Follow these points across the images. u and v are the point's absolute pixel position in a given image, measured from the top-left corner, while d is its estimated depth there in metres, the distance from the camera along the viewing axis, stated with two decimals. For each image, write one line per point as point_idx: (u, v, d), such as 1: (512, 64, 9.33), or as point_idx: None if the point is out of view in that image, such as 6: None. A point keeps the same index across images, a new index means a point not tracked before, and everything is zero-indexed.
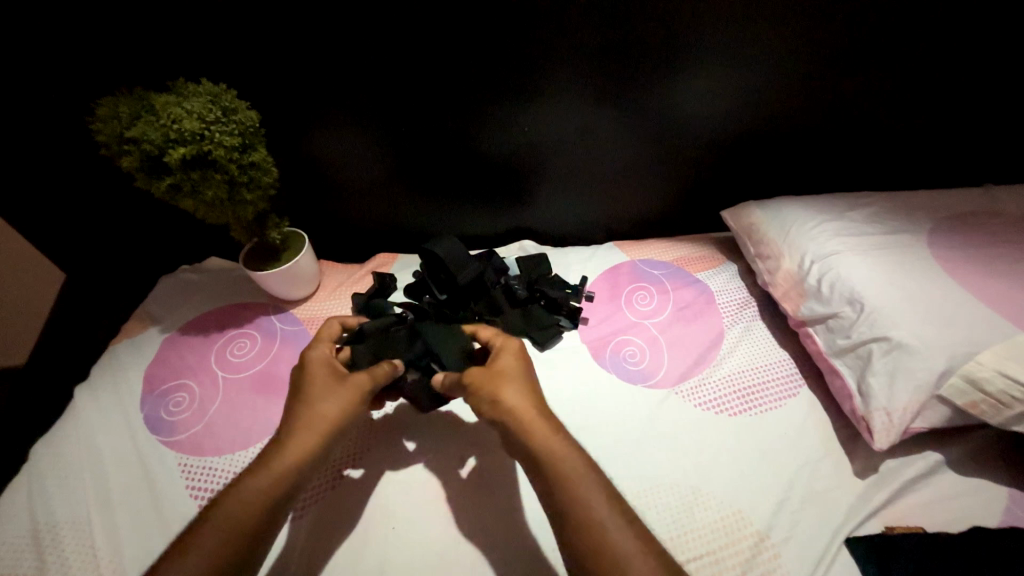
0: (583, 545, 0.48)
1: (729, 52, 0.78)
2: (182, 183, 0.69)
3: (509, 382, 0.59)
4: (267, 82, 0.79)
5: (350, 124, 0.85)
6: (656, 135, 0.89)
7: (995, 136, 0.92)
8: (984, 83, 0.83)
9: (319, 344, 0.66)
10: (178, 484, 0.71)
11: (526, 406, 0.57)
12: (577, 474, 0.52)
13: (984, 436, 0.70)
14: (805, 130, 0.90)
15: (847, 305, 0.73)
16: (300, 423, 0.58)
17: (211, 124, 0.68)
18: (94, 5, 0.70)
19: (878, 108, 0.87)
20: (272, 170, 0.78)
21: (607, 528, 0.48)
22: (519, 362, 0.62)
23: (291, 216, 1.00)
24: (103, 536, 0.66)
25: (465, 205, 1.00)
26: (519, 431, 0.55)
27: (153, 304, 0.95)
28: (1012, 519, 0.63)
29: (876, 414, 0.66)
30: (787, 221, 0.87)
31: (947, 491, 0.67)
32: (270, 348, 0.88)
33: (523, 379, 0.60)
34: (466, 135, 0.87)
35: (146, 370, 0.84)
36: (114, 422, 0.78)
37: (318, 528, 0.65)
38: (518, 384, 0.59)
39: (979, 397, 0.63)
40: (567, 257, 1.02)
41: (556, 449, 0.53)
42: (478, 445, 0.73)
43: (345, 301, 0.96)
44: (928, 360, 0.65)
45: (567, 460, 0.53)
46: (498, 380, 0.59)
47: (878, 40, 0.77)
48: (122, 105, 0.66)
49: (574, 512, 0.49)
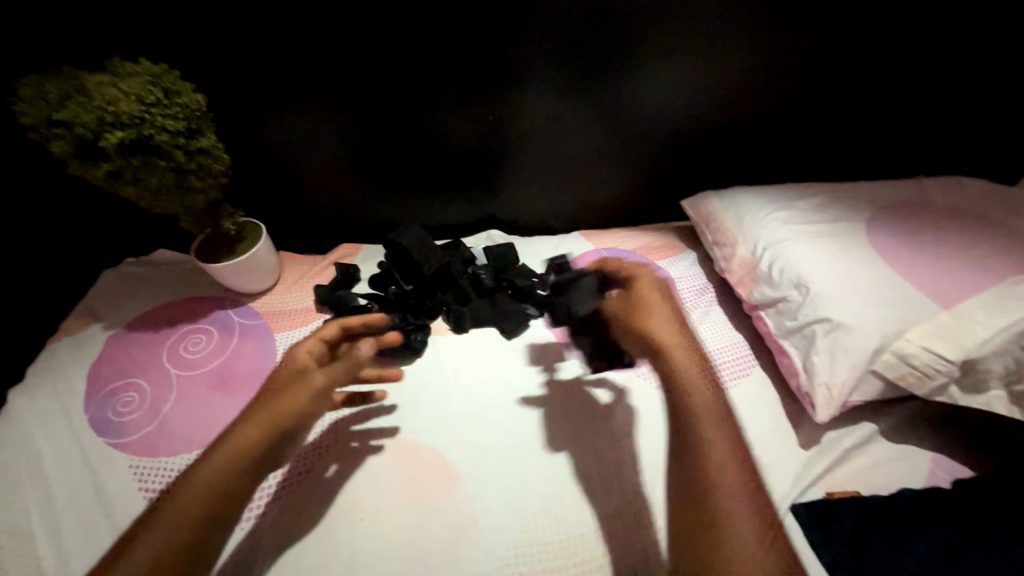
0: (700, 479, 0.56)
1: (683, 43, 0.80)
2: (122, 170, 0.65)
3: (658, 321, 0.70)
4: (212, 63, 0.75)
5: (307, 106, 0.81)
6: (616, 125, 0.90)
7: (930, 131, 0.98)
8: (914, 80, 0.89)
9: (304, 341, 0.66)
10: (128, 487, 0.68)
11: (660, 342, 0.68)
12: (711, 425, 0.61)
13: (913, 407, 0.77)
14: (756, 123, 0.94)
15: (794, 289, 0.77)
16: (246, 425, 0.56)
17: (152, 107, 0.64)
18: None
19: (822, 101, 0.91)
20: (223, 157, 0.74)
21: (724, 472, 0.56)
22: (665, 309, 0.72)
23: (246, 206, 0.96)
24: (47, 544, 0.62)
25: (430, 195, 0.98)
26: (664, 357, 0.67)
27: (96, 300, 0.90)
28: (935, 480, 0.70)
29: (819, 389, 0.71)
30: (742, 210, 0.91)
31: (881, 457, 0.73)
32: (228, 343, 0.84)
33: (675, 321, 0.72)
34: (426, 123, 0.86)
35: (89, 369, 0.80)
36: (55, 426, 0.73)
37: (278, 522, 0.64)
38: (669, 326, 0.70)
39: (907, 370, 0.69)
40: (533, 246, 1.03)
41: (693, 388, 0.65)
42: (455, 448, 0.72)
43: (305, 293, 0.93)
44: (863, 338, 0.70)
45: (696, 389, 0.65)
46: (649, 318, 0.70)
47: (817, 37, 0.82)
48: (50, 85, 0.62)
49: (697, 442, 0.59)
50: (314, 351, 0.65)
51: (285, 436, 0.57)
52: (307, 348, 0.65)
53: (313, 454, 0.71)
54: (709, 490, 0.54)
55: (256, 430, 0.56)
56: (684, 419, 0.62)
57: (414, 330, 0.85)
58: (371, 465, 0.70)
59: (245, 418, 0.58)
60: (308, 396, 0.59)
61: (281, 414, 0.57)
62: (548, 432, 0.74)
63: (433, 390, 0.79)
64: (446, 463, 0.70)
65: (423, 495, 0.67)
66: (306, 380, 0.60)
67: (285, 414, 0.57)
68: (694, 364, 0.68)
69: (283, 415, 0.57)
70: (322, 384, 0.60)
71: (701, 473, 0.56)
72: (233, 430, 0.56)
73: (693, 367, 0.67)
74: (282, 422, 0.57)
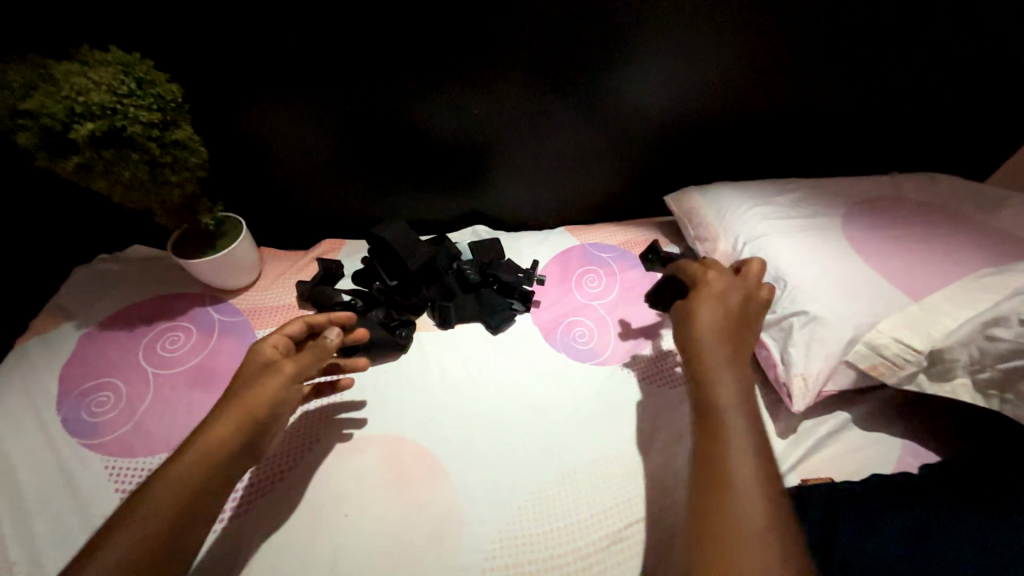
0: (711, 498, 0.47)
1: (666, 40, 0.81)
2: (92, 162, 0.63)
3: (709, 336, 0.56)
4: (188, 53, 0.73)
5: (288, 98, 0.80)
6: (600, 121, 0.91)
7: (901, 129, 1.01)
8: (888, 79, 0.92)
9: (269, 336, 0.64)
10: (104, 488, 0.66)
11: (706, 341, 0.56)
12: (734, 424, 0.50)
13: (884, 395, 0.79)
14: (737, 120, 0.95)
15: (773, 283, 0.79)
16: (225, 415, 0.55)
17: (124, 97, 0.62)
18: None
19: (800, 99, 0.93)
20: (200, 150, 0.72)
21: (737, 497, 0.46)
22: (726, 328, 0.57)
23: (225, 200, 0.94)
24: (18, 548, 0.60)
25: (414, 190, 0.98)
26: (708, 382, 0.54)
27: (67, 297, 0.87)
28: (905, 466, 0.73)
29: (795, 379, 0.73)
30: (723, 205, 0.93)
31: (855, 445, 0.75)
32: (207, 341, 0.83)
33: (740, 324, 0.59)
34: (409, 117, 0.85)
35: (61, 369, 0.77)
36: (24, 428, 0.71)
37: (261, 523, 0.63)
38: (722, 319, 0.58)
39: (878, 359, 0.71)
40: (519, 241, 1.03)
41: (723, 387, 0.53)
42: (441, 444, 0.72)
43: (288, 289, 0.92)
44: (838, 330, 0.72)
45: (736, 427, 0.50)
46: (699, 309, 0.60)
47: (796, 36, 0.83)
48: (14, 73, 0.59)
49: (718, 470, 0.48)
50: (280, 346, 0.63)
51: (262, 425, 0.57)
52: (271, 343, 0.63)
53: (280, 456, 0.69)
54: (717, 509, 0.45)
55: (236, 421, 0.55)
56: (718, 454, 0.48)
57: (398, 327, 0.84)
58: (342, 462, 0.69)
59: (220, 409, 0.56)
60: (280, 385, 0.59)
61: (255, 405, 0.57)
62: (527, 426, 0.74)
63: (415, 384, 0.79)
64: (432, 459, 0.70)
65: (407, 490, 0.67)
66: (275, 368, 0.59)
67: (259, 402, 0.57)
68: (733, 363, 0.55)
69: (258, 405, 0.57)
70: (293, 372, 0.60)
71: (710, 469, 0.48)
72: (213, 419, 0.55)
73: (734, 365, 0.55)
74: (257, 413, 0.56)
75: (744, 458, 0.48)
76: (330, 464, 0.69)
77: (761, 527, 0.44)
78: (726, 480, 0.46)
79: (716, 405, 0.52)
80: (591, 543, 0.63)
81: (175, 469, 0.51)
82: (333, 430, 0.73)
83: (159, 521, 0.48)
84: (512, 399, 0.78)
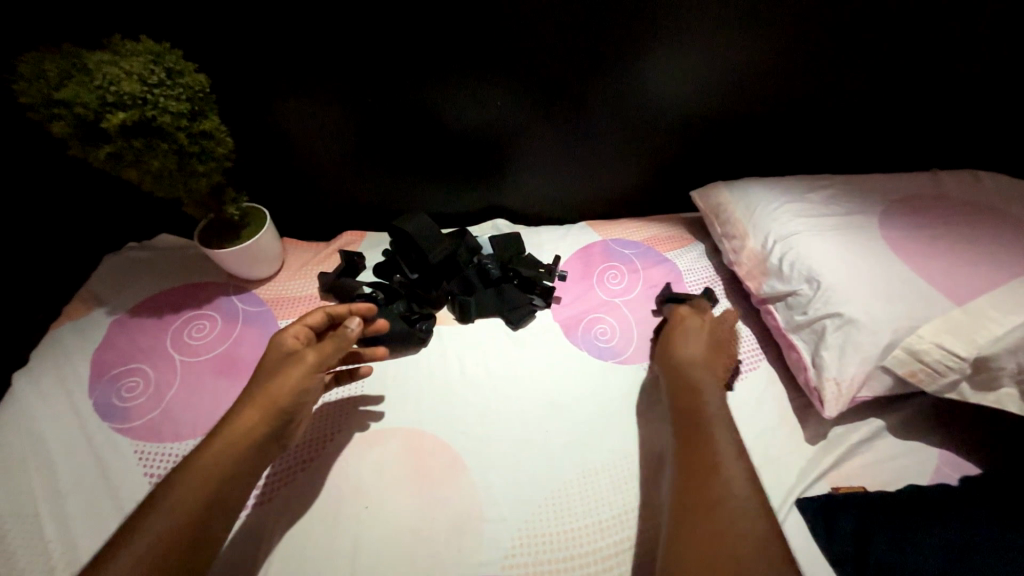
0: (699, 483, 0.51)
1: (700, 29, 0.78)
2: (123, 152, 0.64)
3: (688, 354, 0.67)
4: (215, 43, 0.73)
5: (310, 89, 0.80)
6: (627, 114, 0.88)
7: (947, 123, 0.96)
8: (936, 70, 0.87)
9: (290, 326, 0.64)
10: (133, 472, 0.68)
11: (688, 362, 0.66)
12: (716, 422, 0.57)
13: (921, 403, 0.76)
14: (770, 113, 0.92)
15: (805, 283, 0.76)
16: (248, 409, 0.56)
17: (154, 87, 0.63)
18: None
19: (839, 91, 0.89)
20: (226, 140, 0.73)
21: (722, 484, 0.50)
22: (704, 351, 0.67)
23: (250, 191, 0.95)
24: (53, 528, 0.62)
25: (436, 182, 0.97)
26: (687, 392, 0.62)
27: (99, 284, 0.89)
28: (941, 477, 0.70)
29: (827, 384, 0.70)
30: (753, 202, 0.89)
31: (888, 453, 0.72)
32: (232, 330, 0.84)
33: (716, 350, 0.68)
34: (433, 108, 0.84)
35: (93, 354, 0.79)
36: (58, 410, 0.73)
37: (285, 510, 0.64)
38: (700, 345, 0.68)
39: (917, 366, 0.68)
40: (540, 236, 1.01)
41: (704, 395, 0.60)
42: (461, 438, 0.72)
43: (310, 280, 0.92)
44: (875, 334, 0.69)
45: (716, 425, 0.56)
46: (680, 338, 0.70)
47: (838, 24, 0.79)
48: (49, 63, 0.60)
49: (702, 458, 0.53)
50: (301, 336, 0.63)
51: (286, 415, 0.57)
52: (293, 333, 0.63)
53: (300, 447, 0.70)
54: (708, 494, 0.50)
55: (259, 414, 0.56)
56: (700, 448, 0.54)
57: (419, 321, 0.84)
58: (360, 455, 0.70)
59: (243, 402, 0.56)
60: (303, 375, 0.59)
61: (278, 396, 0.57)
62: (547, 425, 0.73)
63: (434, 378, 0.79)
64: (451, 453, 0.70)
65: (426, 484, 0.67)
66: (298, 359, 0.60)
67: (283, 393, 0.57)
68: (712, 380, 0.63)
69: (281, 396, 0.57)
70: (316, 361, 0.60)
71: (696, 458, 0.53)
72: (236, 413, 0.55)
73: (713, 382, 0.63)
74: (281, 402, 0.57)
75: (723, 445, 0.54)
76: (348, 456, 0.70)
77: (748, 514, 0.48)
78: (710, 465, 0.52)
79: (700, 409, 0.59)
80: (612, 545, 0.62)
81: (198, 462, 0.51)
82: (352, 423, 0.73)
83: (180, 514, 0.48)
84: (533, 396, 0.77)
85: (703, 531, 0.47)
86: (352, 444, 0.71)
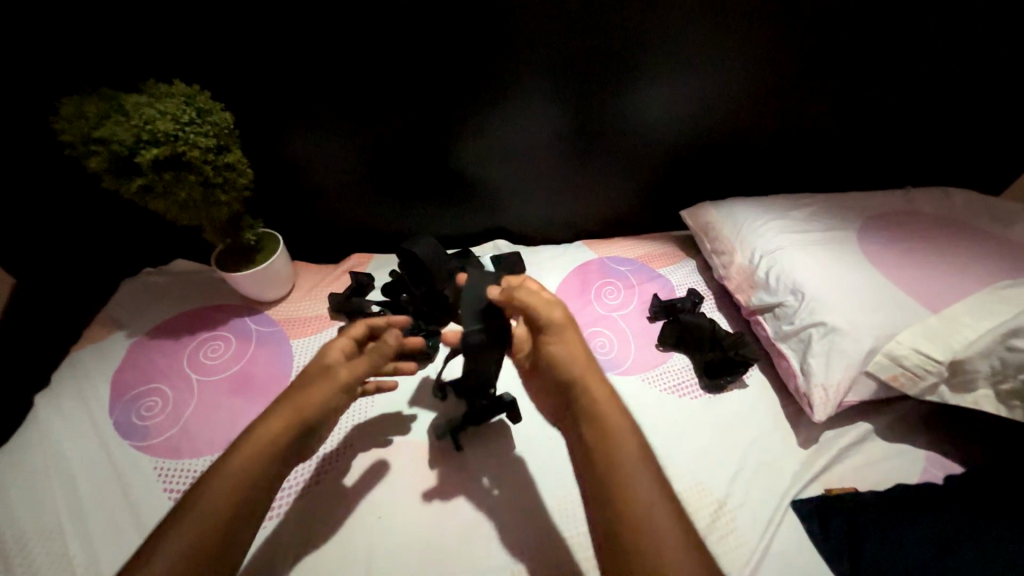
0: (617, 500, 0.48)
1: (684, 64, 0.85)
2: (153, 184, 0.68)
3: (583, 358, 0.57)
4: (241, 84, 0.79)
5: (325, 121, 0.85)
6: (618, 139, 0.95)
7: (917, 144, 1.03)
8: (903, 97, 0.94)
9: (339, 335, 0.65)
10: (153, 487, 0.70)
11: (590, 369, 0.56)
12: (612, 415, 0.53)
13: (908, 407, 0.80)
14: (751, 137, 0.99)
15: (790, 294, 0.81)
16: (277, 415, 0.59)
17: (185, 125, 0.68)
18: (70, 14, 0.70)
19: (814, 118, 0.96)
20: (246, 172, 0.78)
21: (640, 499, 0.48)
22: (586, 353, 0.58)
23: (265, 218, 1.00)
24: (76, 543, 0.64)
25: (441, 206, 1.02)
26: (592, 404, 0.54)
27: (117, 309, 0.93)
28: (928, 476, 0.73)
29: (816, 390, 0.74)
30: (739, 220, 0.95)
31: (877, 456, 0.75)
32: (246, 349, 0.87)
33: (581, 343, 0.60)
34: (440, 139, 0.90)
35: (112, 375, 0.82)
36: (80, 430, 0.76)
37: (297, 521, 0.66)
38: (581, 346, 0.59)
39: (899, 370, 0.71)
40: (539, 255, 1.06)
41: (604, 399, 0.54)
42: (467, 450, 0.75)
43: (321, 300, 0.96)
44: (857, 341, 0.74)
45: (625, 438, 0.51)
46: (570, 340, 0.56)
47: (810, 59, 0.87)
48: (89, 105, 0.65)
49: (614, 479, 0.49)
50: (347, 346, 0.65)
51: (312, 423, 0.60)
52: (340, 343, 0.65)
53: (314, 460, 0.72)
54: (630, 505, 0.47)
55: (286, 419, 0.58)
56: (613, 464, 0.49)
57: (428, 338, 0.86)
58: (370, 468, 0.72)
59: (277, 408, 0.60)
60: (331, 391, 0.61)
61: (305, 407, 0.59)
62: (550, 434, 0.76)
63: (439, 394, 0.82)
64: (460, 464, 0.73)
65: (437, 494, 0.70)
66: (329, 374, 0.61)
67: (310, 407, 0.60)
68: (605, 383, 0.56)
69: (309, 406, 0.60)
70: (345, 379, 0.62)
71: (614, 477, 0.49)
72: (264, 419, 0.58)
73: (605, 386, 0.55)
74: (308, 412, 0.59)
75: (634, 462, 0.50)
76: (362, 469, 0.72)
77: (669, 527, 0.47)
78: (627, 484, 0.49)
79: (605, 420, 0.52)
80: None
81: (222, 471, 0.54)
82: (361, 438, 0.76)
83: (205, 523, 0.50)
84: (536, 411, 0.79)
85: (622, 535, 0.46)
86: (362, 458, 0.73)
